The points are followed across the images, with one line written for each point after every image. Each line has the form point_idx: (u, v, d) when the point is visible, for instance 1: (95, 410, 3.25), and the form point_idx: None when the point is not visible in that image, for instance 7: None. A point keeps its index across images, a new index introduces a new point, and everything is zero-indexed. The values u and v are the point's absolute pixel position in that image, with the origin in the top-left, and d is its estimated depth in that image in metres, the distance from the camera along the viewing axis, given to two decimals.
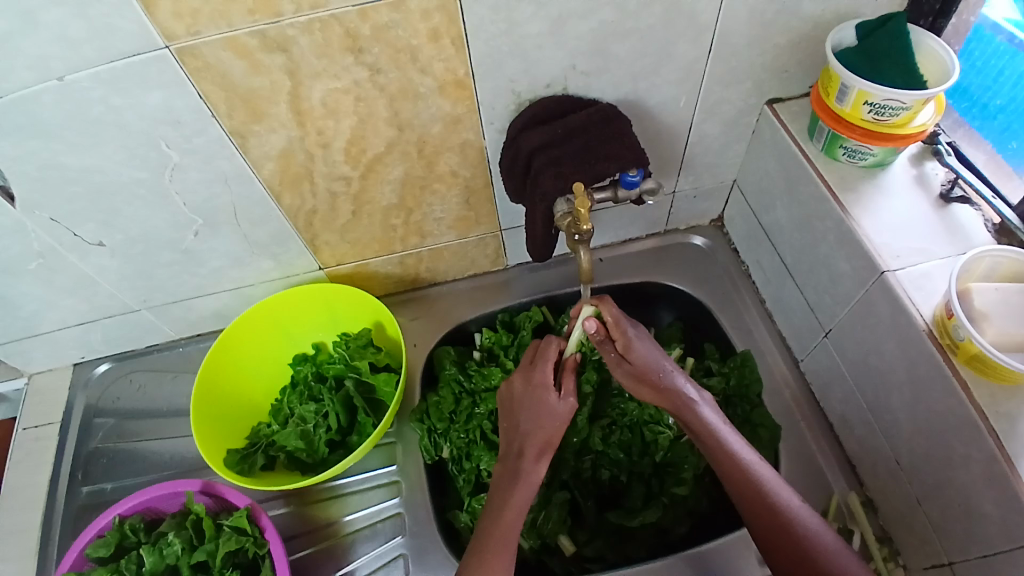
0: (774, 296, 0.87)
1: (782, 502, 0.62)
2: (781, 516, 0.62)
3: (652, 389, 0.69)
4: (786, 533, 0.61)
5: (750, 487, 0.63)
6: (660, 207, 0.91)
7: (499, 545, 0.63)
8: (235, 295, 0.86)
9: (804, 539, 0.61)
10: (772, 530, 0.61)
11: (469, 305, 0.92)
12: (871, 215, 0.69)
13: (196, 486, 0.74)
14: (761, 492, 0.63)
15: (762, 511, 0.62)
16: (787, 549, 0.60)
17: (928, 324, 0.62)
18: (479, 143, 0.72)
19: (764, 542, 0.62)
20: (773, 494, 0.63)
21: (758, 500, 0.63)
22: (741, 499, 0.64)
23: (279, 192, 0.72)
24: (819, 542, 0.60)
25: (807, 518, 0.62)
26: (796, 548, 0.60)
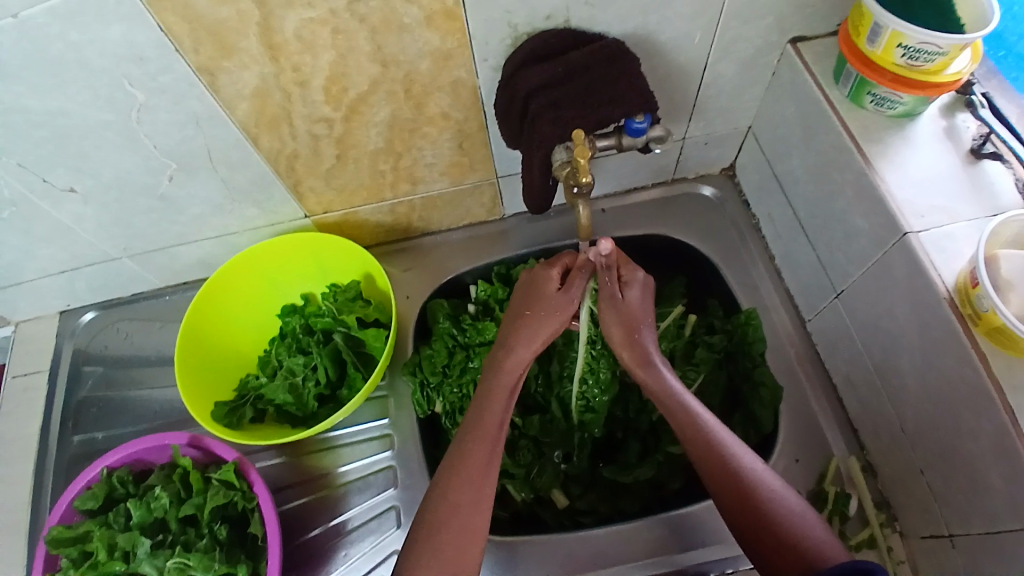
0: (784, 252, 0.83)
1: (744, 466, 0.60)
2: (743, 479, 0.60)
3: (624, 341, 0.68)
4: (749, 497, 0.59)
5: (710, 449, 0.61)
6: (668, 154, 0.85)
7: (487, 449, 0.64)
8: (219, 243, 0.82)
9: (769, 506, 0.58)
10: (730, 492, 0.59)
11: (464, 256, 0.89)
12: (896, 169, 0.64)
13: (183, 439, 0.73)
14: (722, 455, 0.61)
15: (722, 473, 0.60)
16: (749, 515, 0.58)
17: (949, 292, 0.58)
18: (472, 82, 0.66)
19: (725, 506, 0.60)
20: (737, 457, 0.61)
21: (719, 463, 0.61)
22: (702, 462, 0.62)
23: (257, 134, 0.66)
24: (786, 508, 0.58)
25: (774, 484, 0.60)
26: (758, 512, 0.58)
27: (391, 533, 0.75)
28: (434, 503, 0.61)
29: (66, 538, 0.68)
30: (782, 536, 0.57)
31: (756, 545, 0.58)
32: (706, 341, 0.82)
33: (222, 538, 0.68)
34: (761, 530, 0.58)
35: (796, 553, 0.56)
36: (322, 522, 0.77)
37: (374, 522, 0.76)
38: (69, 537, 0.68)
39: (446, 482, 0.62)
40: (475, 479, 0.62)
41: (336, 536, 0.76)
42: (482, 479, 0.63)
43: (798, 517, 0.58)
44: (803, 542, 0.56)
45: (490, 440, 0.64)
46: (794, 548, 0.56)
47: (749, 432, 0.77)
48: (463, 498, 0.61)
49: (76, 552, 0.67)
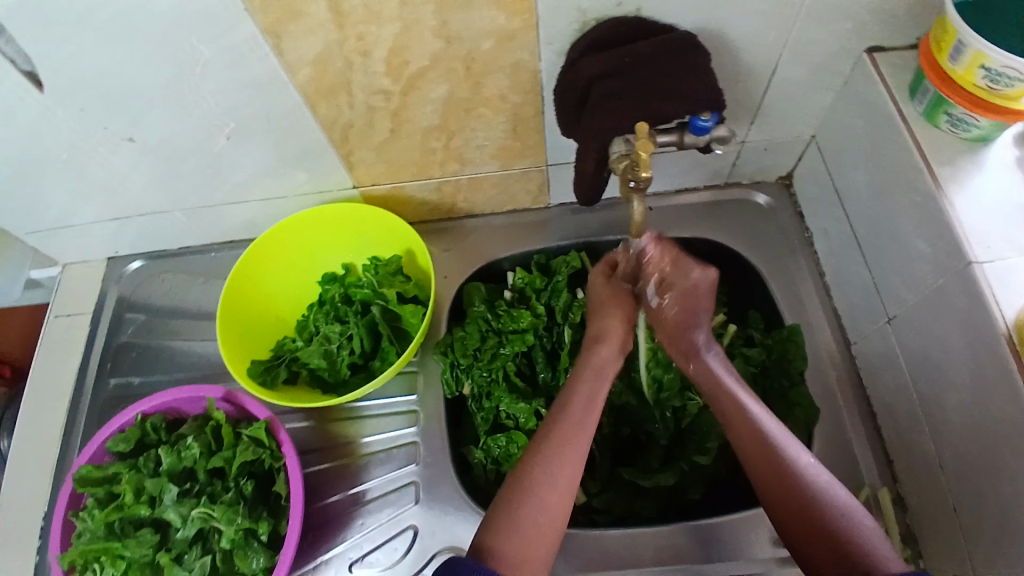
0: (836, 269, 0.80)
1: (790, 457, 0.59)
2: (787, 469, 0.58)
3: (671, 337, 0.68)
4: (794, 491, 0.57)
5: (755, 437, 0.60)
6: (725, 156, 0.82)
7: (571, 429, 0.62)
8: (266, 206, 0.84)
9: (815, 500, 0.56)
10: (775, 483, 0.58)
11: (505, 242, 0.88)
12: (965, 195, 0.61)
13: (218, 393, 0.74)
14: (767, 444, 0.60)
15: (767, 463, 0.59)
16: (793, 507, 0.57)
17: (1010, 331, 0.55)
18: (533, 65, 0.65)
19: (767, 497, 0.59)
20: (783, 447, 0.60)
21: (763, 452, 0.60)
22: (746, 451, 0.61)
23: (314, 101, 0.67)
24: (835, 503, 0.56)
25: (822, 479, 0.58)
26: (803, 506, 0.56)
27: (407, 508, 0.76)
28: (513, 483, 0.60)
29: (94, 478, 0.70)
30: (829, 534, 0.55)
31: (801, 541, 0.56)
32: (744, 352, 0.79)
33: (247, 494, 0.69)
34: (806, 525, 0.56)
35: (840, 551, 0.54)
36: (341, 488, 0.78)
37: (392, 495, 0.76)
38: (99, 477, 0.70)
39: (525, 462, 0.61)
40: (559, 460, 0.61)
41: (354, 504, 0.77)
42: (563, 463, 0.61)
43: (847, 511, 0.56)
44: (850, 540, 0.54)
45: (576, 424, 0.63)
46: (839, 545, 0.54)
47: None
48: (549, 481, 0.60)
49: (102, 492, 0.70)
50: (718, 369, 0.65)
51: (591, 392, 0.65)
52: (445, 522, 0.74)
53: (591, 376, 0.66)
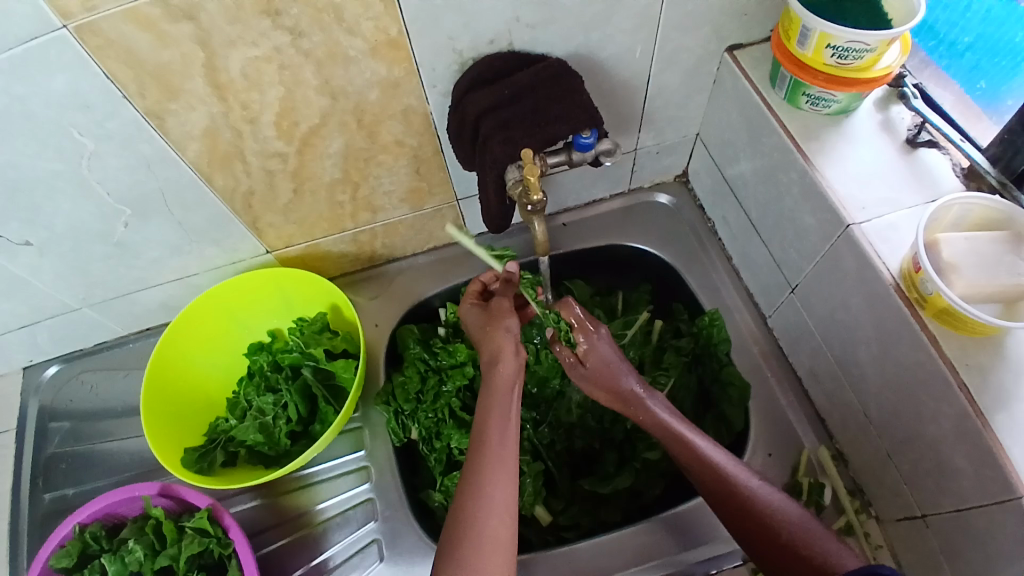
0: (740, 252, 0.85)
1: (750, 494, 0.60)
2: (741, 501, 0.60)
3: (609, 391, 0.69)
4: (762, 525, 0.58)
5: (711, 475, 0.62)
6: (622, 165, 0.87)
7: (497, 450, 0.59)
8: (180, 285, 0.81)
9: (782, 533, 0.58)
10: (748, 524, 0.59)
11: (430, 280, 0.89)
12: (837, 164, 0.67)
13: (154, 489, 0.70)
14: (720, 479, 0.61)
15: (728, 499, 0.61)
16: (762, 536, 0.58)
17: (895, 277, 0.60)
18: (423, 109, 0.67)
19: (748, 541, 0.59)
20: (734, 479, 0.61)
21: (722, 489, 0.61)
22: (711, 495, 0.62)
23: (209, 173, 0.66)
24: (796, 530, 0.58)
25: (779, 505, 0.59)
26: (775, 540, 0.58)
27: (373, 568, 0.73)
28: (457, 516, 0.56)
29: None
30: (802, 557, 0.56)
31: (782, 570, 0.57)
32: (674, 345, 0.85)
33: None
34: (773, 552, 0.57)
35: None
36: (303, 562, 0.75)
37: (355, 558, 0.74)
38: None
39: (468, 486, 0.57)
40: (502, 481, 0.57)
41: None
42: (503, 478, 0.58)
43: (797, 525, 0.58)
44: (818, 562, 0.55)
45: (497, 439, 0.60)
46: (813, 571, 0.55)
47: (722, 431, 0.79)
48: (489, 501, 0.56)
49: None
50: (665, 416, 0.66)
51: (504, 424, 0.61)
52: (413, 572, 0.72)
53: (502, 391, 0.63)
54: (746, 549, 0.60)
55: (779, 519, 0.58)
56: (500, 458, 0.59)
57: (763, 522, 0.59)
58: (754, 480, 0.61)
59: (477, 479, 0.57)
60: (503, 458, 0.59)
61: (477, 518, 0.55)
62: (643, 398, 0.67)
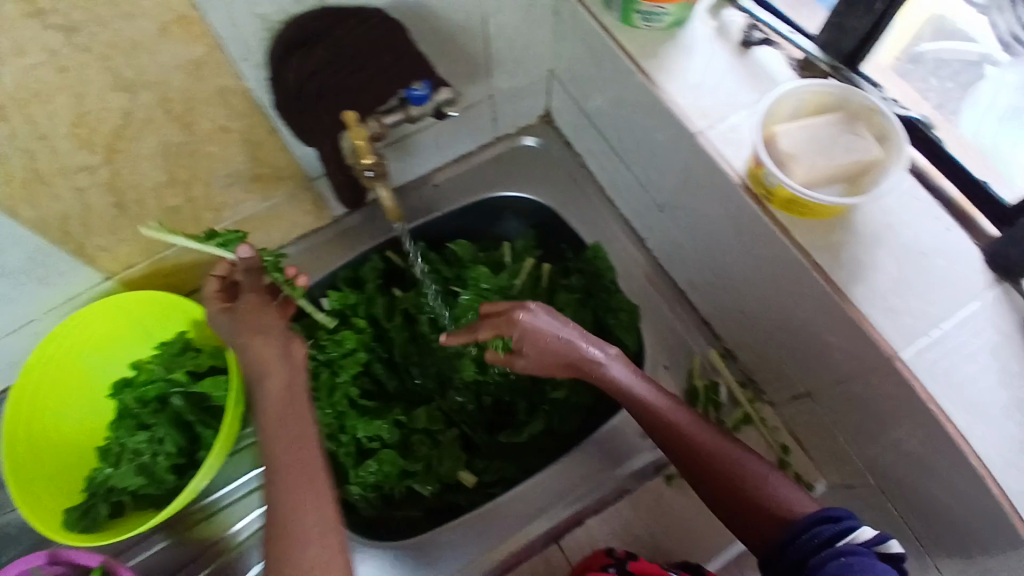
0: (610, 181, 0.85)
1: (707, 444, 0.59)
2: (696, 454, 0.59)
3: (559, 359, 0.62)
4: (718, 474, 0.58)
5: (671, 433, 0.60)
6: (480, 114, 0.84)
7: (297, 464, 0.58)
8: (15, 335, 0.72)
9: (739, 480, 0.58)
10: (706, 476, 0.59)
11: (304, 270, 0.83)
12: (676, 76, 0.67)
13: (42, 558, 0.64)
14: (669, 431, 0.60)
15: (687, 451, 0.60)
16: (717, 485, 0.58)
17: (743, 178, 0.62)
18: (240, 87, 0.60)
19: (703, 487, 0.59)
20: (684, 431, 0.60)
21: (678, 442, 0.60)
22: (671, 449, 0.61)
23: (10, 206, 0.57)
24: (752, 476, 0.58)
25: (736, 453, 0.59)
26: (730, 486, 0.58)
27: None
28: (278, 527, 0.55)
29: None
30: (754, 501, 0.56)
31: (734, 514, 0.58)
32: (564, 285, 0.86)
33: None
34: (727, 498, 0.58)
35: (765, 518, 0.55)
36: None
37: None
38: None
39: (288, 486, 0.57)
40: (303, 478, 0.57)
41: None
42: (305, 493, 0.57)
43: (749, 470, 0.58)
44: (773, 505, 0.56)
45: (279, 455, 0.58)
46: (763, 514, 0.56)
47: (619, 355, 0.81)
48: (299, 506, 0.56)
49: None
50: (621, 375, 0.62)
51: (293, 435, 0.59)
52: None
53: (282, 401, 0.61)
54: (705, 497, 0.60)
55: (731, 463, 0.58)
56: (306, 474, 0.57)
57: (720, 472, 0.58)
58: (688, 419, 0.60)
59: (282, 484, 0.57)
60: (312, 470, 0.58)
61: (302, 523, 0.55)
62: (524, 322, 0.61)
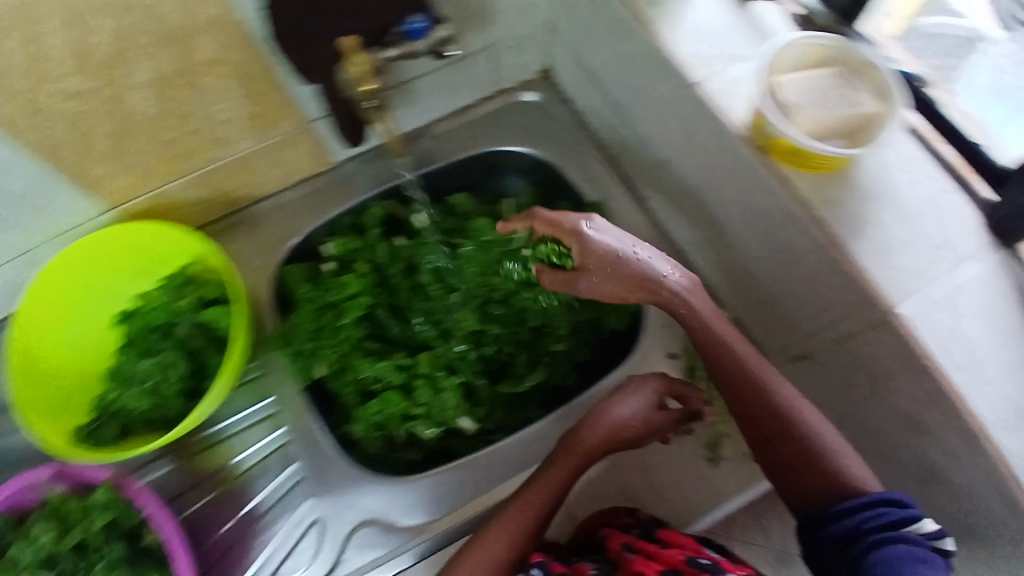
0: (613, 137, 0.85)
1: (779, 399, 0.63)
2: (781, 416, 0.62)
3: (628, 282, 0.69)
4: (785, 431, 0.62)
5: (752, 387, 0.64)
6: (483, 63, 0.83)
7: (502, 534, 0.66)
8: (14, 266, 0.72)
9: (799, 437, 0.62)
10: (765, 430, 0.63)
11: (305, 215, 0.84)
12: (679, 28, 0.66)
13: (47, 471, 0.67)
14: (761, 396, 0.64)
15: (759, 408, 0.63)
16: (787, 446, 0.62)
17: (744, 128, 0.62)
18: (236, 18, 0.59)
19: (758, 438, 0.64)
20: (775, 398, 0.63)
21: (755, 404, 0.64)
22: (739, 403, 0.65)
23: (11, 124, 0.56)
24: (814, 436, 0.61)
25: (797, 408, 0.63)
26: (791, 445, 0.61)
27: (303, 507, 0.75)
28: None
29: None
30: (809, 459, 0.61)
31: (777, 468, 0.63)
32: None
33: (120, 557, 0.64)
34: (780, 454, 0.62)
35: (815, 477, 0.60)
36: (235, 511, 0.75)
37: (286, 498, 0.75)
38: None
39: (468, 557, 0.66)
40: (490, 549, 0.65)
41: (246, 527, 0.74)
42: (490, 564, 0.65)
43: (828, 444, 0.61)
44: (827, 470, 0.60)
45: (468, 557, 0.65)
46: (809, 472, 0.61)
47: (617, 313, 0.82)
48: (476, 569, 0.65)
49: None
50: (702, 308, 0.68)
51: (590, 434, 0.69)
52: (342, 503, 0.74)
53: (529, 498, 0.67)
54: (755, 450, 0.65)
55: (811, 437, 0.61)
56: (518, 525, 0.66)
57: (777, 433, 0.62)
58: (793, 401, 0.63)
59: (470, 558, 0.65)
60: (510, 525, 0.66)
61: None
62: (585, 234, 0.69)
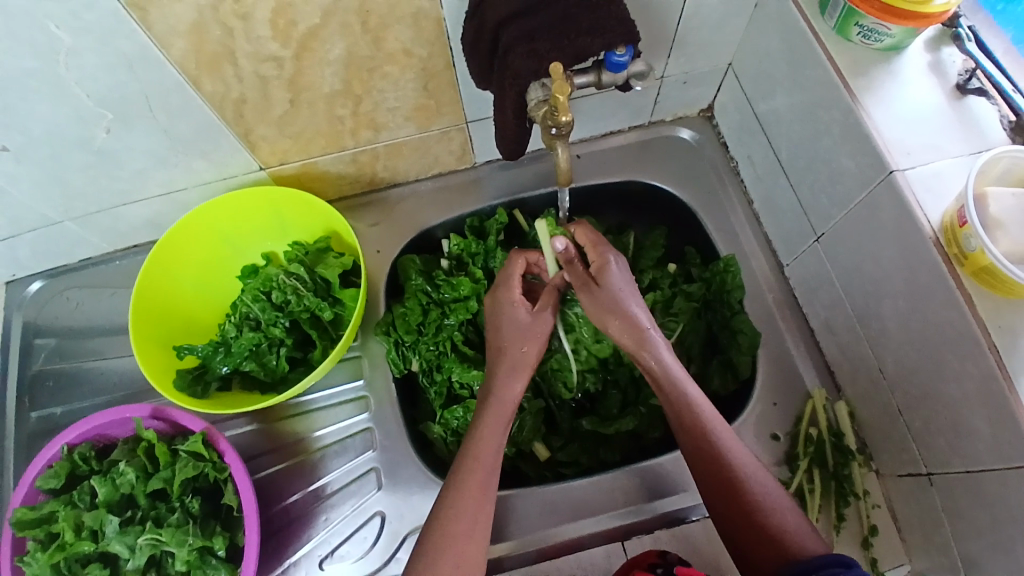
0: (763, 196, 0.81)
1: (730, 455, 0.60)
2: (713, 461, 0.60)
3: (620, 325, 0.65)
4: (739, 492, 0.59)
5: (694, 425, 0.62)
6: (647, 94, 0.81)
7: (480, 483, 0.61)
8: (168, 201, 0.77)
9: (745, 489, 0.59)
10: (715, 486, 0.60)
11: (435, 209, 0.85)
12: (880, 103, 0.61)
13: (145, 411, 0.69)
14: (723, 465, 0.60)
15: (707, 458, 0.60)
16: (734, 509, 0.58)
17: (935, 231, 0.56)
18: (435, 13, 0.60)
19: (712, 497, 0.60)
20: (730, 461, 0.60)
21: (715, 468, 0.60)
22: (685, 438, 0.62)
23: (196, 77, 0.60)
24: (758, 492, 0.59)
25: (740, 458, 0.60)
26: (739, 506, 0.58)
27: (371, 496, 0.74)
28: (434, 532, 0.59)
29: (31, 520, 0.64)
30: (759, 524, 0.57)
31: (740, 543, 0.58)
32: (684, 290, 0.81)
33: (195, 512, 0.64)
34: (746, 536, 0.58)
35: (767, 541, 0.56)
36: (301, 486, 0.75)
37: (353, 485, 0.75)
38: (34, 518, 0.64)
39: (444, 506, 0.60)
40: (475, 505, 0.60)
41: (315, 501, 0.75)
42: (479, 509, 0.60)
43: (773, 505, 0.58)
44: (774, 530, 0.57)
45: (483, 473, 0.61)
46: (763, 532, 0.57)
47: (727, 378, 0.78)
48: (458, 522, 0.59)
49: (43, 533, 0.64)
50: (671, 364, 0.64)
51: (500, 425, 0.64)
52: (413, 502, 0.74)
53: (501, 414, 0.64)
54: (718, 519, 0.60)
55: (761, 501, 0.58)
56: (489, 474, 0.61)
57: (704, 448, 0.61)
58: (738, 447, 0.61)
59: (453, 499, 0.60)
60: (488, 480, 0.61)
61: (449, 547, 0.58)
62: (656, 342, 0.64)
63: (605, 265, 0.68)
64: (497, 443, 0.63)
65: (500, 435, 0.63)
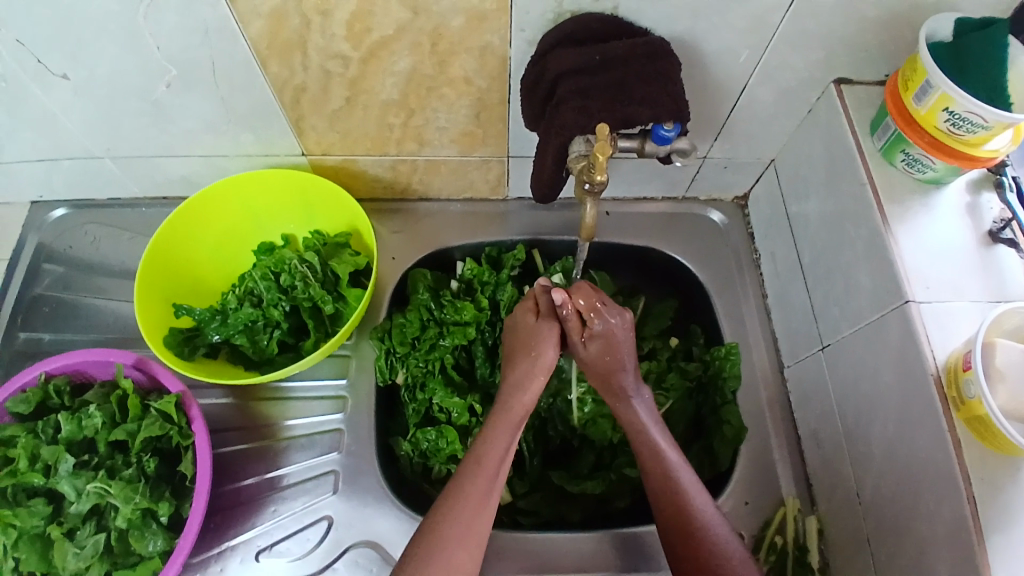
0: (779, 293, 0.81)
1: (697, 510, 0.60)
2: (677, 513, 0.61)
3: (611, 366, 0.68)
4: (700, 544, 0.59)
5: (661, 476, 0.63)
6: (686, 169, 0.82)
7: (479, 488, 0.60)
8: (206, 164, 0.79)
9: (706, 543, 0.59)
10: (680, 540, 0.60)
11: (458, 231, 0.86)
12: (909, 232, 0.62)
13: (129, 359, 0.69)
14: (689, 524, 0.60)
15: (674, 511, 0.61)
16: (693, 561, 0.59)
17: (938, 369, 0.55)
18: (502, 51, 0.62)
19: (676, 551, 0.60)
20: (697, 514, 0.60)
21: (680, 519, 0.61)
22: (653, 487, 0.63)
23: (265, 57, 0.62)
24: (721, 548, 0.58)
25: (706, 510, 0.60)
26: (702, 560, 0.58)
27: (325, 498, 0.73)
28: (427, 534, 0.58)
29: None
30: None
31: None
32: (680, 367, 0.82)
33: (149, 472, 0.64)
34: None
35: None
36: (259, 471, 0.75)
37: (310, 482, 0.74)
38: None
39: (443, 510, 0.59)
40: (475, 511, 0.59)
41: (268, 489, 0.74)
42: (475, 516, 0.59)
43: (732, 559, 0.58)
44: None
45: (486, 479, 0.61)
46: None
47: (704, 465, 0.76)
48: (462, 529, 0.58)
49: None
50: (642, 415, 0.67)
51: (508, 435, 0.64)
52: (365, 514, 0.73)
53: (508, 424, 0.65)
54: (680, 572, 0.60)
55: (719, 555, 0.58)
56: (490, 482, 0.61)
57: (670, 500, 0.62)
58: (705, 501, 0.61)
59: (448, 502, 0.59)
60: (489, 491, 0.61)
61: (444, 547, 0.57)
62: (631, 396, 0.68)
63: (603, 326, 0.68)
64: (500, 452, 0.63)
65: (504, 443, 0.64)
